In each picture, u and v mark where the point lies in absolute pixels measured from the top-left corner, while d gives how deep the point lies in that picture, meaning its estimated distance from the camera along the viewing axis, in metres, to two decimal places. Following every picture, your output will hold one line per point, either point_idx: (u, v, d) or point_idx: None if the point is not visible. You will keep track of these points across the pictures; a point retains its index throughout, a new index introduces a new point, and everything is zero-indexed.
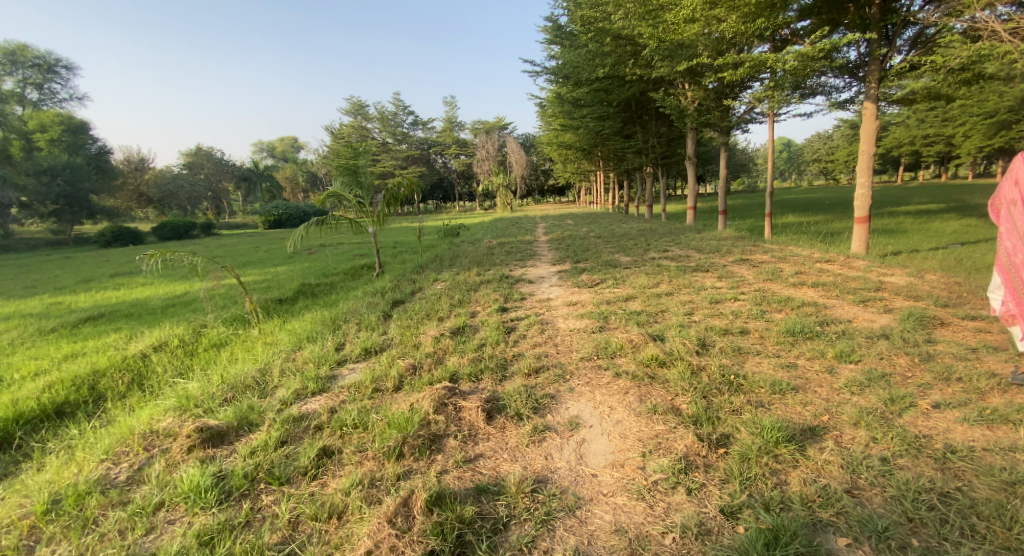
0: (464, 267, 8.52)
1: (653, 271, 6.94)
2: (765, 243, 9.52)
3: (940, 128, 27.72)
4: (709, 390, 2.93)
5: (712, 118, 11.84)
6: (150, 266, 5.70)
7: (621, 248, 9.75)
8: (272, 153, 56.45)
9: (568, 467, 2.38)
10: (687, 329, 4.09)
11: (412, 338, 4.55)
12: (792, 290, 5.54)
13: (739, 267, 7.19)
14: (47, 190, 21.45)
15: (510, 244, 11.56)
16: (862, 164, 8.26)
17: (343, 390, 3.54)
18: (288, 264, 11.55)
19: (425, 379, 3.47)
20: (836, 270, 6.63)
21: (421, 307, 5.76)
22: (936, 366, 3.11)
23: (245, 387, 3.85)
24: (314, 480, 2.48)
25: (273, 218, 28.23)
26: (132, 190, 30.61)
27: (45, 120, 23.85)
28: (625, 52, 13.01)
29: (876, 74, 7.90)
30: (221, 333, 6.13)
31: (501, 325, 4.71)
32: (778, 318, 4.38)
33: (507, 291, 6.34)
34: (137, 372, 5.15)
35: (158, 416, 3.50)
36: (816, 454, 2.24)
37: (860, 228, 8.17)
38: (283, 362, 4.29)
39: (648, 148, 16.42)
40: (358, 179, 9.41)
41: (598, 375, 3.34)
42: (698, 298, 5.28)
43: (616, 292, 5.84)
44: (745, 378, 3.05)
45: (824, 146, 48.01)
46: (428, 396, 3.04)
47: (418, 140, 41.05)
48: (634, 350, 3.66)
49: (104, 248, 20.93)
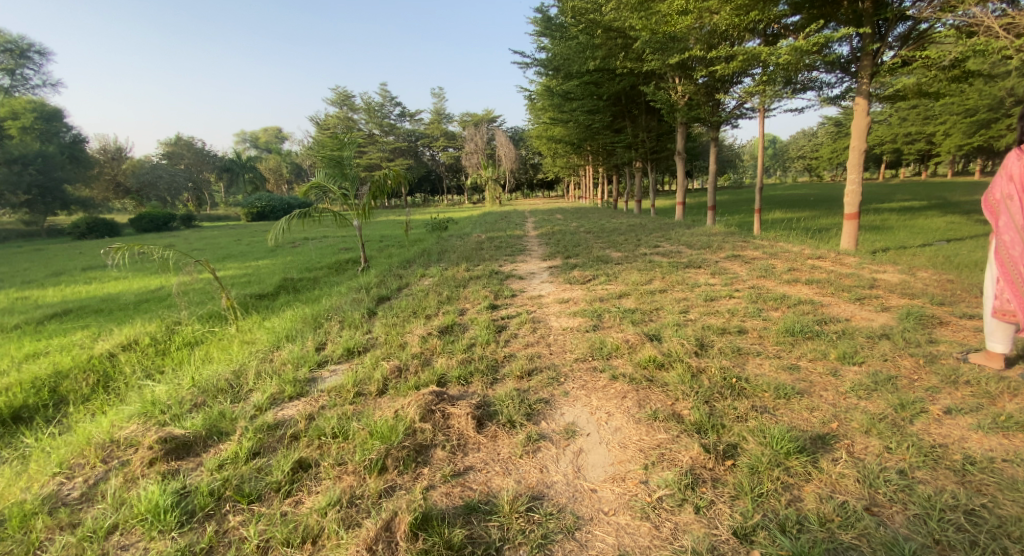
0: (451, 262, 8.30)
1: (644, 268, 6.80)
2: (755, 239, 9.45)
3: (921, 127, 28.12)
4: (711, 394, 2.77)
5: (703, 112, 11.73)
6: (118, 260, 5.41)
7: (612, 243, 9.61)
8: (256, 143, 55.38)
9: (566, 481, 2.22)
10: (683, 328, 3.95)
11: (397, 337, 4.34)
12: (786, 287, 5.44)
13: (731, 263, 7.10)
14: (19, 180, 20.67)
15: (500, 238, 11.35)
16: (852, 160, 8.23)
17: (323, 394, 3.33)
18: (270, 257, 11.23)
19: (410, 382, 3.28)
20: (829, 267, 6.55)
21: (407, 304, 5.55)
22: (942, 368, 2.99)
23: (216, 391, 3.63)
24: (288, 499, 2.30)
25: (256, 210, 27.64)
26: (109, 179, 29.72)
27: (16, 108, 22.86)
28: (616, 45, 12.77)
29: (869, 69, 7.86)
30: (196, 330, 5.86)
31: (491, 324, 4.52)
32: (776, 316, 4.26)
33: (497, 287, 6.14)
34: (104, 372, 4.89)
35: (120, 424, 3.27)
36: (830, 467, 2.11)
37: (849, 224, 8.14)
38: (260, 363, 4.07)
39: (637, 143, 16.33)
40: (342, 171, 9.06)
41: (593, 377, 3.17)
42: (692, 295, 5.15)
43: (608, 289, 5.67)
44: (748, 380, 2.91)
45: (808, 143, 48.47)
46: (414, 401, 2.84)
47: (405, 132, 40.50)
48: (630, 351, 3.51)
49: (78, 240, 20.31)
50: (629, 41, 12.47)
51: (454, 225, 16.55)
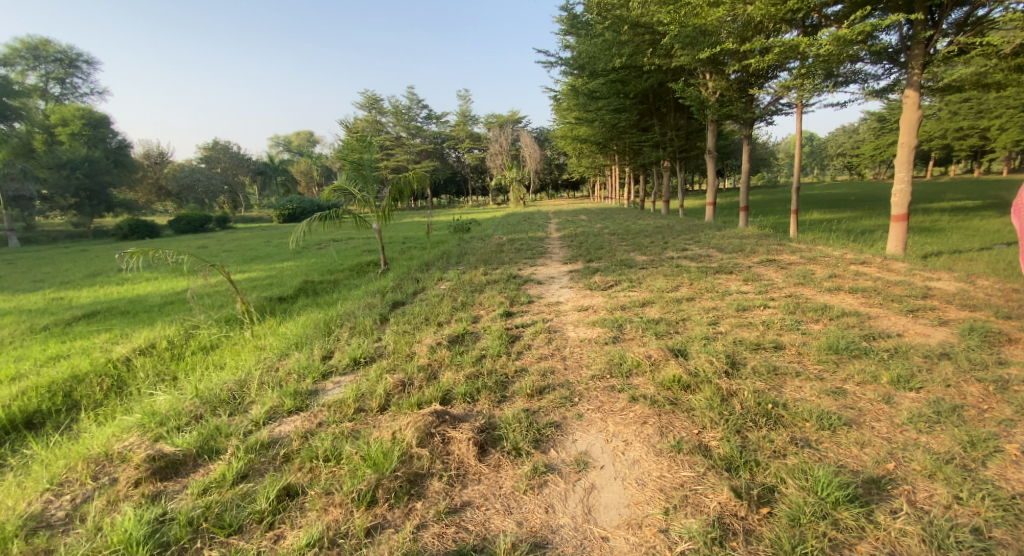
0: (470, 265, 8.10)
1: (671, 273, 6.44)
2: (792, 242, 8.95)
3: (974, 121, 26.43)
4: (743, 422, 2.45)
5: (735, 109, 11.21)
6: (134, 264, 5.38)
7: (637, 246, 9.25)
8: (288, 145, 56.63)
9: (574, 526, 1.97)
10: (713, 343, 3.61)
11: (406, 347, 4.13)
12: (827, 296, 5.01)
13: (766, 268, 6.66)
14: (66, 184, 21.59)
15: (522, 240, 11.10)
16: (901, 158, 7.66)
17: (323, 409, 3.14)
18: (294, 260, 11.28)
19: (412, 399, 3.05)
20: (875, 274, 6.05)
21: (420, 310, 5.35)
22: (1017, 398, 2.59)
23: (218, 402, 3.47)
24: (269, 532, 2.13)
25: (288, 212, 28.14)
26: (152, 183, 30.87)
27: (66, 114, 23.98)
28: (644, 41, 12.42)
29: (920, 59, 7.29)
30: (212, 334, 5.80)
31: (503, 334, 4.26)
32: (816, 329, 3.88)
33: (514, 293, 5.89)
34: (117, 377, 4.84)
35: (117, 437, 3.15)
36: (887, 521, 1.83)
37: (897, 227, 7.59)
38: (265, 373, 3.91)
39: (666, 142, 15.86)
40: (362, 173, 8.92)
41: (610, 398, 2.88)
42: (722, 305, 4.79)
43: (631, 296, 5.35)
44: (787, 407, 2.58)
45: (849, 140, 46.40)
46: (412, 423, 2.61)
47: (431, 134, 40.71)
48: (653, 369, 3.19)
49: (120, 240, 21.09)
50: (657, 37, 12.11)
51: (477, 226, 16.39)
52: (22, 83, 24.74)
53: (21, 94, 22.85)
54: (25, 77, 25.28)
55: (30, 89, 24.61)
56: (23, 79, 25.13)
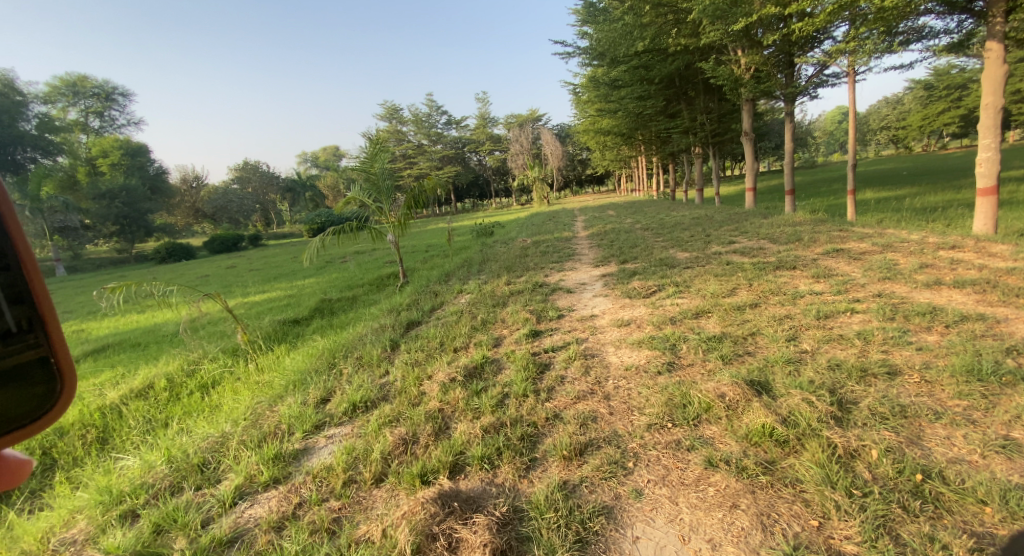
0: (491, 273, 7.41)
1: (722, 272, 5.56)
2: (854, 226, 7.89)
3: None
4: (888, 511, 1.72)
5: (775, 85, 10.17)
6: (119, 299, 4.77)
7: (675, 241, 8.35)
8: (317, 161, 57.40)
9: None
10: (803, 369, 2.78)
11: (414, 386, 3.42)
12: (926, 293, 4.09)
13: (833, 260, 5.72)
14: (107, 213, 22.08)
15: (547, 242, 10.34)
16: (985, 122, 6.56)
17: (306, 480, 2.45)
18: (314, 277, 10.77)
19: (414, 469, 2.33)
20: (972, 261, 5.05)
21: (435, 333, 4.65)
22: None
23: (188, 469, 2.76)
24: None
25: (315, 226, 28.15)
26: (189, 206, 31.56)
27: (106, 146, 24.69)
28: (666, 21, 11.56)
29: (1003, 4, 6.21)
30: (215, 369, 5.19)
31: (530, 363, 3.52)
32: (933, 342, 3.04)
33: (540, 306, 5.14)
34: (104, 426, 4.20)
35: (60, 525, 2.47)
36: None
37: (985, 202, 6.53)
38: (252, 425, 3.22)
39: (696, 127, 14.80)
40: (376, 184, 8.25)
41: (678, 463, 2.14)
42: (796, 311, 3.92)
43: (678, 305, 4.56)
44: (946, 479, 1.83)
45: (893, 112, 43.42)
46: (408, 519, 1.90)
47: (452, 139, 40.10)
48: (729, 414, 2.41)
49: (159, 265, 21.46)
50: (681, 16, 11.23)
51: (502, 229, 15.68)
52: (65, 119, 25.54)
53: (63, 130, 22.68)
54: (67, 113, 26.04)
55: (71, 124, 25.36)
56: (65, 116, 25.88)
